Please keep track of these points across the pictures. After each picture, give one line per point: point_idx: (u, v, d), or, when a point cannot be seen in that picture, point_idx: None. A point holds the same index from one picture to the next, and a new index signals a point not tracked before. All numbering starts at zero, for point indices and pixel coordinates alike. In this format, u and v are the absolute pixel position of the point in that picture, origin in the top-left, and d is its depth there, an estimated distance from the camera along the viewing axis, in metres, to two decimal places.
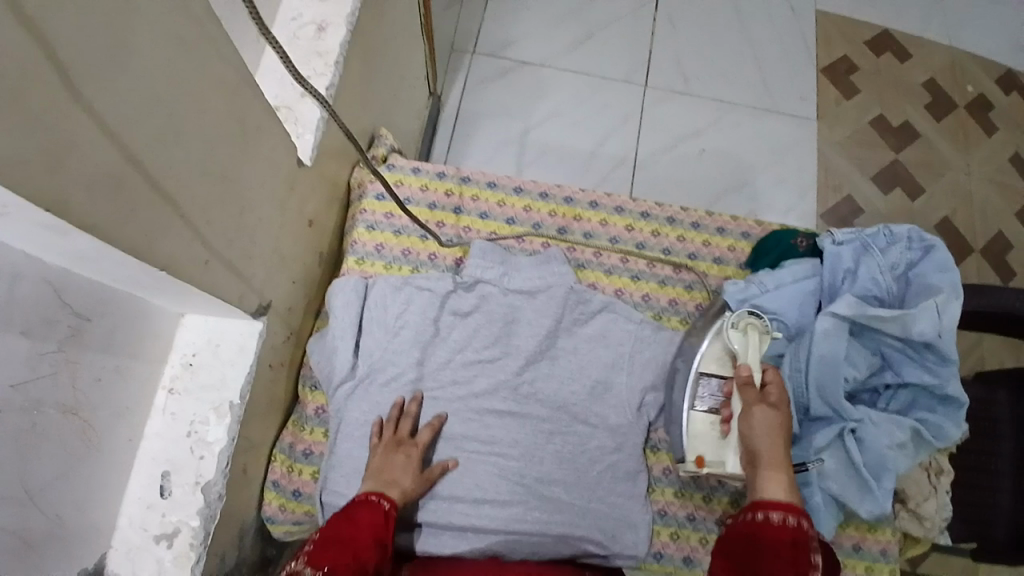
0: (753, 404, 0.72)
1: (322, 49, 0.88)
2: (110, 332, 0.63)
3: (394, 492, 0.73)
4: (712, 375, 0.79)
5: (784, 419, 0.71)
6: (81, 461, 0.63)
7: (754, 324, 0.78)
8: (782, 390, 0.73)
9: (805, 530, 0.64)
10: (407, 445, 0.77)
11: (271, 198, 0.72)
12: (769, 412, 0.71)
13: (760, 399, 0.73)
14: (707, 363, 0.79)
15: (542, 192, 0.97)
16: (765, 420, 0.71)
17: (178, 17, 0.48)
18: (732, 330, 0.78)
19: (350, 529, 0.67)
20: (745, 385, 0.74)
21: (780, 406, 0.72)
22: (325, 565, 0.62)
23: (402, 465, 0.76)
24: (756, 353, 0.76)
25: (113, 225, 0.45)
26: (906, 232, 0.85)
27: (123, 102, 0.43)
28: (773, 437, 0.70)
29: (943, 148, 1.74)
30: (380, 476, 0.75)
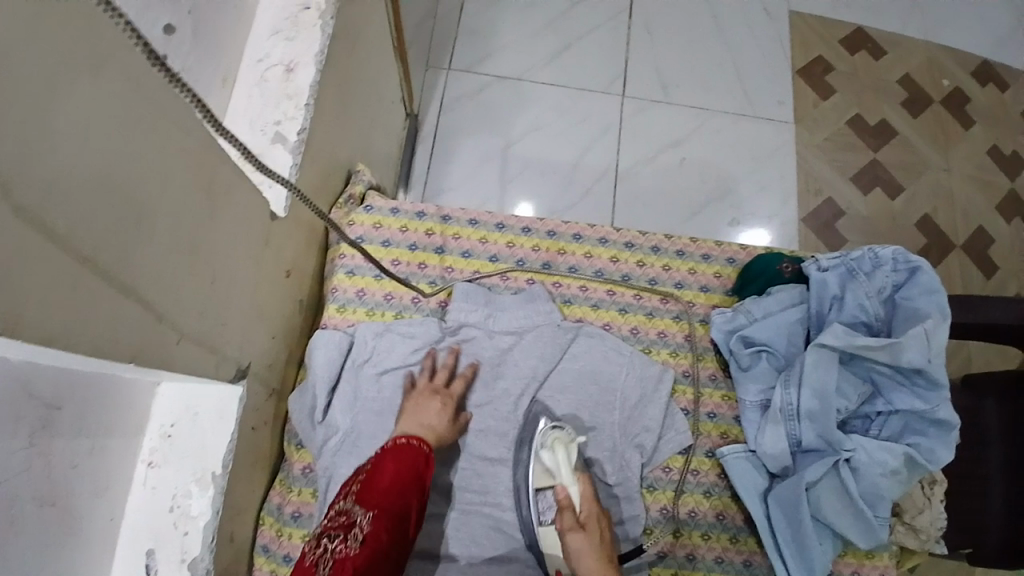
0: (565, 530, 0.72)
1: (290, 91, 0.85)
2: (83, 414, 0.61)
3: (426, 433, 0.77)
4: (546, 490, 0.78)
5: (598, 538, 0.72)
6: (64, 550, 0.60)
7: (561, 438, 0.78)
8: (592, 508, 0.75)
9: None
10: (443, 394, 0.81)
11: (245, 261, 0.70)
12: (587, 540, 0.72)
13: (576, 523, 0.73)
14: (538, 481, 0.78)
15: (525, 226, 0.95)
16: (583, 547, 0.71)
17: (130, 97, 0.45)
18: (542, 448, 0.78)
19: (391, 473, 0.71)
20: (563, 507, 0.74)
21: (594, 524, 0.73)
22: (376, 508, 0.68)
23: (429, 407, 0.79)
24: (568, 468, 0.76)
25: (71, 331, 0.43)
26: (891, 254, 0.84)
27: (75, 206, 0.41)
28: (601, 554, 0.71)
29: (921, 145, 1.75)
30: (413, 419, 0.78)
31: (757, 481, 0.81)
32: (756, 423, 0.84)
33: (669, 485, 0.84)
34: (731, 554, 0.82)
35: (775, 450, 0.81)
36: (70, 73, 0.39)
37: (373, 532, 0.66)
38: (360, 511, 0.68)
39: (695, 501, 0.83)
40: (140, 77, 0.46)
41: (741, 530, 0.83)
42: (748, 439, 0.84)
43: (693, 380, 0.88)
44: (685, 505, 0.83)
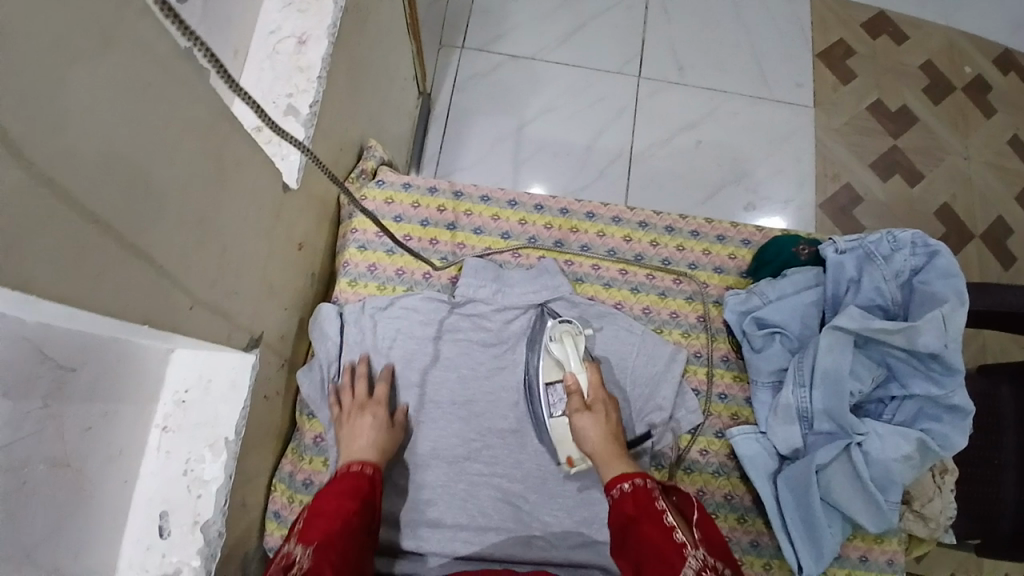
0: (574, 412, 0.75)
1: (302, 64, 0.84)
2: (97, 379, 0.61)
3: (372, 454, 0.75)
4: (557, 384, 0.80)
5: (606, 419, 0.75)
6: (72, 510, 0.61)
7: (569, 331, 0.80)
8: (599, 391, 0.77)
9: (647, 488, 0.68)
10: (371, 405, 0.78)
11: (259, 231, 0.70)
12: (595, 418, 0.75)
13: (583, 405, 0.76)
14: (547, 373, 0.80)
15: (537, 204, 0.95)
16: (590, 424, 0.74)
17: (141, 60, 0.44)
18: (551, 341, 0.80)
19: (332, 505, 0.68)
20: (571, 392, 0.77)
21: (599, 404, 0.76)
22: (317, 544, 0.64)
23: (369, 423, 0.77)
24: (577, 357, 0.79)
25: (87, 293, 0.43)
26: (909, 238, 0.83)
27: (89, 167, 0.41)
28: (607, 433, 0.74)
29: (943, 131, 1.72)
30: (350, 442, 0.75)
31: (767, 463, 0.81)
32: (766, 404, 0.84)
33: (670, 463, 0.83)
34: (739, 534, 0.82)
35: (786, 432, 0.81)
36: (83, 31, 0.38)
37: (315, 568, 0.62)
38: (301, 548, 0.64)
39: (704, 480, 0.83)
40: (151, 39, 0.45)
41: (749, 511, 0.83)
42: (758, 420, 0.84)
43: (705, 360, 0.87)
44: (694, 484, 0.83)
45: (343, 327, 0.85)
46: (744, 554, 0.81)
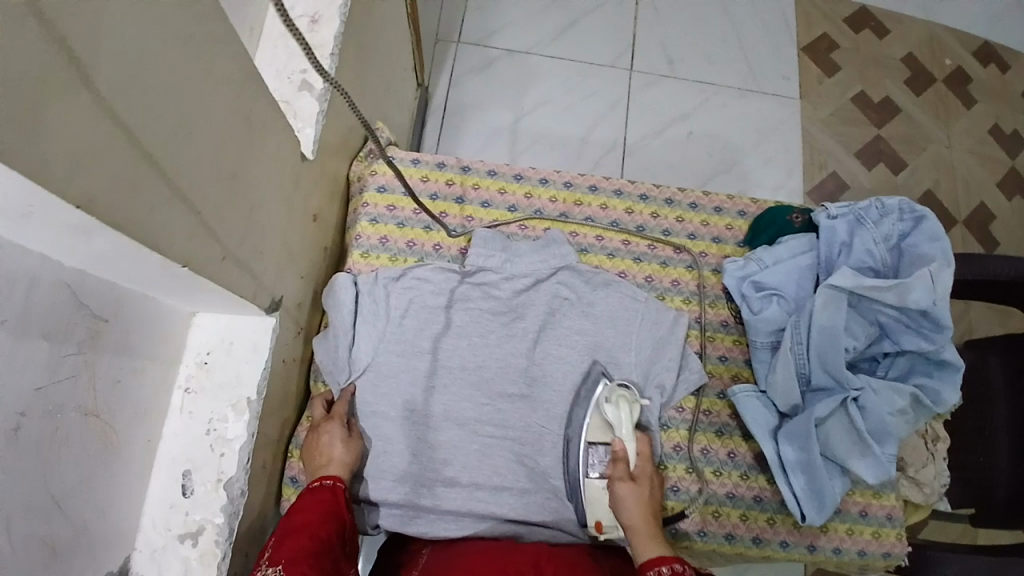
0: (616, 480, 0.76)
1: (318, 41, 0.87)
2: (126, 333, 0.63)
3: (334, 469, 0.76)
4: (601, 446, 0.81)
5: (646, 491, 0.76)
6: (103, 463, 0.63)
7: (627, 395, 0.81)
8: (646, 465, 0.79)
9: (682, 574, 0.64)
10: (325, 422, 0.80)
11: (279, 195, 0.73)
12: (637, 491, 0.76)
13: (628, 475, 0.77)
14: (593, 433, 0.81)
15: (542, 178, 0.98)
16: (629, 496, 0.75)
17: (187, 11, 0.48)
18: (605, 403, 0.81)
19: (302, 517, 0.69)
20: (617, 459, 0.78)
21: (646, 480, 0.78)
22: (285, 561, 0.63)
23: (328, 441, 0.78)
24: (629, 424, 0.80)
25: (139, 225, 0.46)
26: (897, 204, 0.88)
27: (143, 102, 0.44)
28: (647, 509, 0.75)
29: (924, 121, 1.78)
30: (316, 461, 0.78)
31: (767, 419, 0.84)
32: (766, 363, 0.87)
33: (681, 424, 0.87)
34: (743, 490, 0.85)
35: (786, 390, 0.83)
36: None
37: None
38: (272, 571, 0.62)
39: (707, 439, 0.87)
40: None
41: (752, 468, 0.86)
42: (760, 380, 0.87)
43: (705, 325, 0.91)
44: (699, 443, 0.86)
45: (358, 302, 0.87)
46: (748, 509, 0.84)
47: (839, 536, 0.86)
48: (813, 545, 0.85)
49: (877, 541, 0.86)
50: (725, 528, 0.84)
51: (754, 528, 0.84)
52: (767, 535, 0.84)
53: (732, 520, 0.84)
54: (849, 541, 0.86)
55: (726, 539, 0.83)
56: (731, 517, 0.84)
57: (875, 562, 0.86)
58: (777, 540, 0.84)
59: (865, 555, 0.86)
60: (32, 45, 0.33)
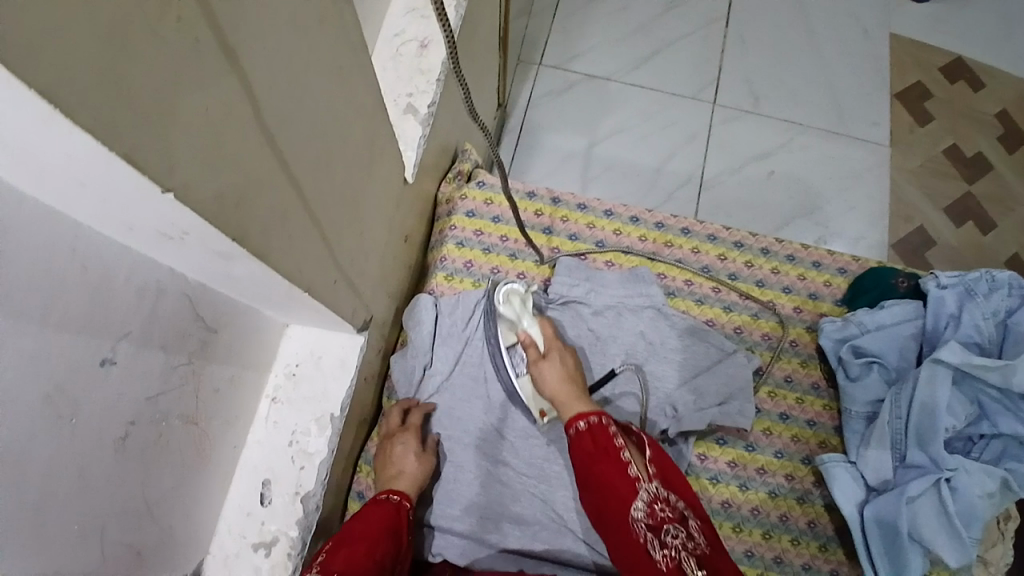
0: (533, 361, 0.80)
1: (424, 67, 0.86)
2: (230, 344, 0.65)
3: (401, 484, 0.75)
4: (517, 347, 0.84)
5: (562, 362, 0.79)
6: (195, 468, 0.64)
7: (517, 292, 0.86)
8: (554, 341, 0.82)
9: (602, 425, 0.71)
10: (399, 434, 0.79)
11: (384, 217, 0.74)
12: (553, 363, 0.79)
13: (540, 356, 0.80)
14: (504, 338, 0.84)
15: (632, 216, 0.96)
16: (546, 369, 0.78)
17: (339, 41, 0.49)
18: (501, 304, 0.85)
19: (362, 527, 0.68)
20: (527, 346, 0.82)
21: (557, 352, 0.80)
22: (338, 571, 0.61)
23: (401, 453, 0.78)
24: (528, 315, 0.84)
25: (278, 253, 0.46)
26: (1007, 279, 0.83)
27: (297, 131, 0.44)
28: (563, 375, 0.78)
29: (1018, 180, 1.69)
30: (388, 471, 0.77)
31: (855, 492, 0.80)
32: (859, 434, 0.83)
33: (761, 486, 0.83)
34: (820, 562, 0.80)
35: (878, 464, 0.80)
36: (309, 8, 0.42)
37: None
38: None
39: (788, 505, 0.83)
40: (345, 20, 0.49)
41: (832, 540, 0.82)
42: (849, 449, 0.83)
43: (794, 385, 0.88)
44: (778, 508, 0.82)
45: (438, 324, 0.88)
46: None
47: None
48: None
49: None
50: None
51: None
52: None
53: None
54: None
55: None
56: None
57: None
58: None
59: None
60: (218, 80, 0.33)
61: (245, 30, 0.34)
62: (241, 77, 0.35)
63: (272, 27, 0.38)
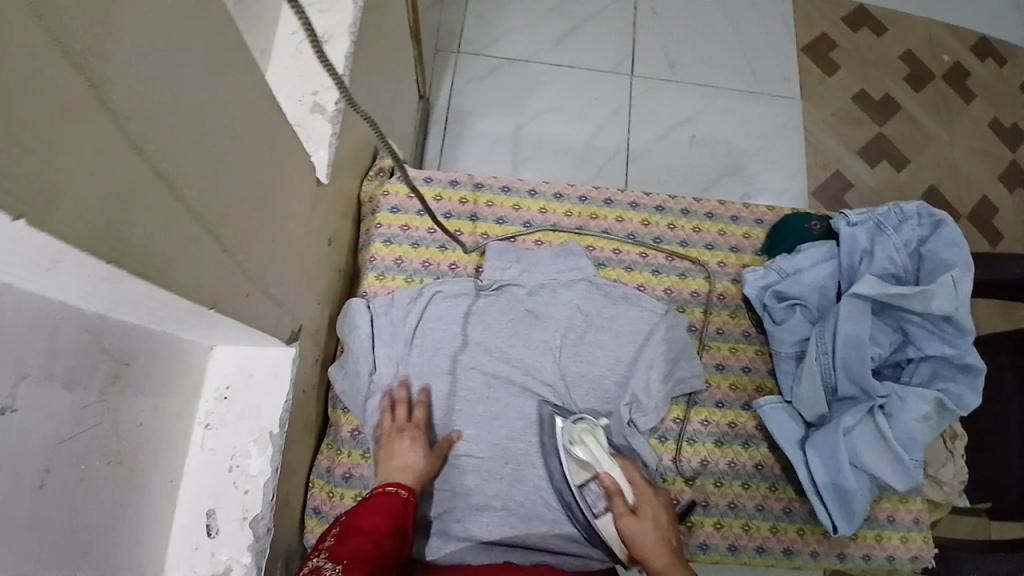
0: (619, 515, 0.74)
1: (326, 62, 0.84)
2: (147, 373, 0.63)
3: (408, 478, 0.75)
4: (591, 482, 0.77)
5: (651, 520, 0.74)
6: (127, 506, 0.62)
7: (587, 428, 0.78)
8: (642, 489, 0.76)
9: None
10: (410, 429, 0.78)
11: (299, 223, 0.72)
12: (643, 522, 0.73)
13: (627, 509, 0.74)
14: (578, 475, 0.77)
15: (557, 193, 0.97)
16: (637, 530, 0.72)
17: (211, 44, 0.47)
18: (570, 443, 0.77)
19: (370, 521, 0.68)
20: (613, 494, 0.75)
21: (649, 508, 0.74)
22: (345, 560, 0.63)
23: (409, 449, 0.77)
24: (601, 452, 0.77)
25: (171, 270, 0.45)
26: (915, 209, 0.88)
27: (171, 139, 0.43)
28: (657, 537, 0.72)
29: (923, 118, 1.78)
30: (388, 464, 0.76)
31: (794, 430, 0.84)
32: (791, 374, 0.86)
33: (707, 438, 0.86)
34: (771, 502, 0.84)
35: (814, 400, 0.83)
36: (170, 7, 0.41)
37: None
38: (330, 564, 0.62)
39: (735, 452, 0.86)
40: (220, 23, 0.48)
41: (780, 479, 0.85)
42: (784, 390, 0.87)
43: (727, 336, 0.91)
44: (726, 456, 0.85)
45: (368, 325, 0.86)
46: (778, 521, 0.84)
47: (868, 543, 0.85)
48: (842, 553, 0.85)
49: (905, 547, 0.85)
50: (755, 541, 0.83)
51: (784, 540, 0.83)
52: (797, 547, 0.83)
53: (762, 533, 0.83)
54: (877, 549, 0.85)
55: (757, 552, 0.83)
56: (761, 530, 0.83)
57: (903, 568, 0.85)
58: (807, 551, 0.83)
59: (893, 561, 0.85)
60: (70, 90, 0.32)
61: (92, 43, 0.33)
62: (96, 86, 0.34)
63: (126, 36, 0.36)
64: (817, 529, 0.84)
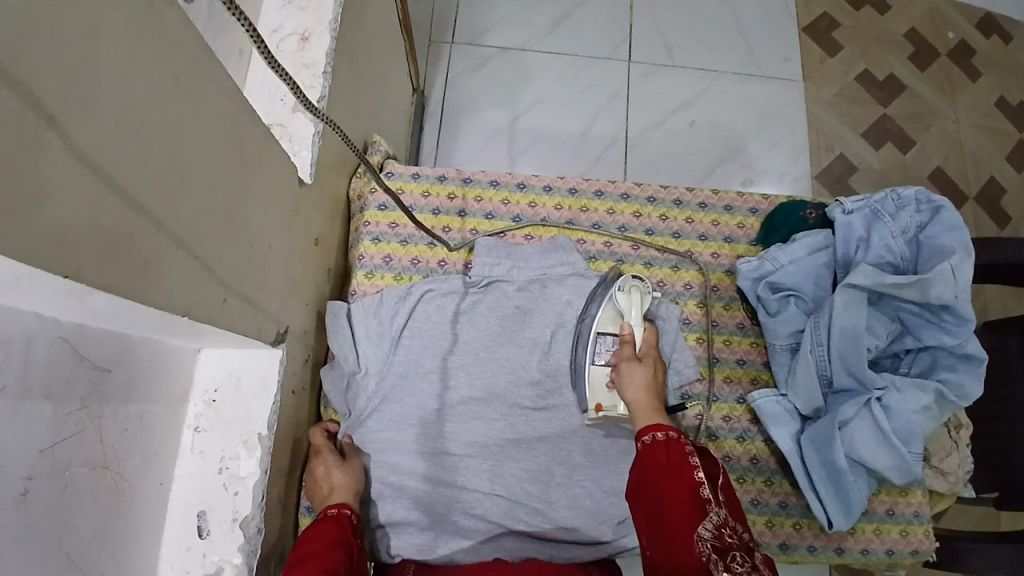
0: (623, 358, 0.78)
1: (308, 60, 0.83)
2: (131, 379, 0.62)
3: (339, 497, 0.74)
4: (608, 335, 0.82)
5: (652, 372, 0.76)
6: (117, 512, 0.61)
7: (639, 287, 0.83)
8: (652, 348, 0.80)
9: (679, 440, 0.67)
10: (317, 455, 0.77)
11: (280, 226, 0.72)
12: (643, 369, 0.76)
13: (634, 356, 0.79)
14: (603, 324, 0.83)
15: (546, 186, 0.96)
16: (636, 373, 0.76)
17: (168, 52, 0.47)
18: (619, 291, 0.83)
19: (317, 544, 0.67)
20: (624, 342, 0.80)
21: (652, 357, 0.78)
22: None
23: (325, 472, 0.76)
24: (639, 312, 0.82)
25: (132, 282, 0.45)
26: (913, 195, 0.86)
27: (125, 153, 0.43)
28: (649, 385, 0.75)
29: (929, 96, 1.74)
30: (320, 491, 0.75)
31: (789, 423, 0.83)
32: (786, 366, 0.85)
33: (700, 432, 0.85)
34: (767, 496, 0.84)
35: (807, 392, 0.82)
36: (115, 21, 0.41)
37: None
38: None
39: (729, 445, 0.85)
40: (175, 31, 0.48)
41: (775, 473, 0.85)
42: (778, 382, 0.86)
43: (721, 329, 0.89)
44: (721, 450, 0.84)
45: (353, 328, 0.86)
46: (774, 515, 0.83)
47: (867, 537, 0.84)
48: (841, 547, 0.84)
49: (905, 540, 0.85)
50: (751, 536, 0.83)
51: (780, 534, 0.83)
52: (794, 541, 0.83)
53: (758, 527, 0.83)
54: (876, 542, 0.85)
55: (752, 547, 0.82)
56: (756, 524, 0.83)
57: (903, 561, 0.85)
58: (804, 546, 0.83)
59: (893, 554, 0.85)
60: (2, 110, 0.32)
61: (24, 64, 0.33)
62: (35, 105, 0.34)
63: (63, 55, 0.36)
64: (813, 522, 0.84)
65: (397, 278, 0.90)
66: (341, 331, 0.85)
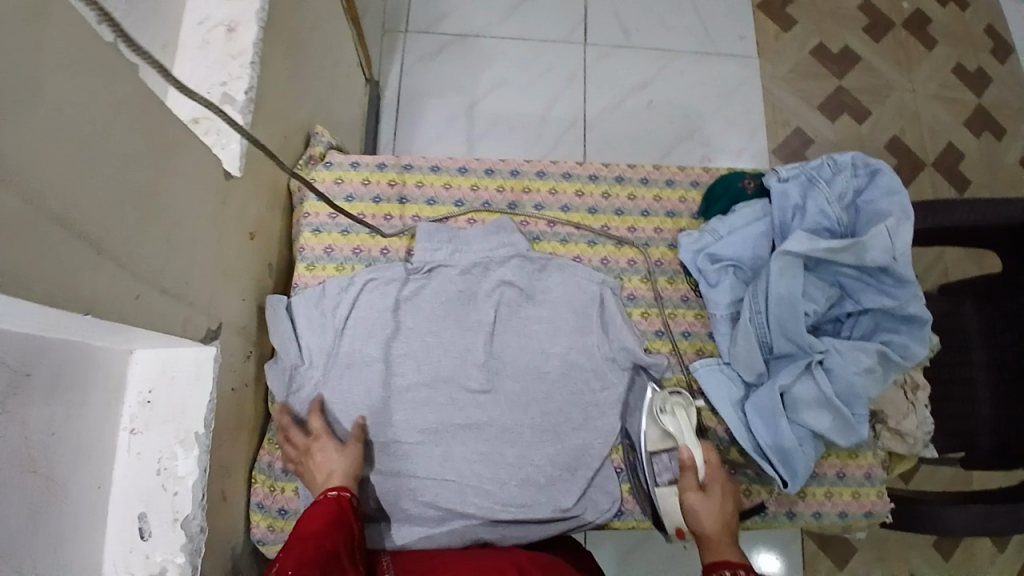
0: (687, 490, 0.74)
1: (235, 51, 0.80)
2: (57, 380, 0.60)
3: (336, 480, 0.73)
4: (663, 453, 0.79)
5: (717, 501, 0.73)
6: (51, 515, 0.60)
7: (680, 403, 0.80)
8: (717, 471, 0.76)
9: None
10: (313, 443, 0.76)
11: (206, 220, 0.71)
12: (705, 500, 0.73)
13: (698, 485, 0.75)
14: (654, 443, 0.79)
15: (488, 168, 0.95)
16: (700, 507, 0.73)
17: (62, 41, 0.46)
18: (662, 413, 0.79)
19: (308, 527, 0.67)
20: (685, 469, 0.75)
21: (719, 488, 0.74)
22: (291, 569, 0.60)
23: (322, 459, 0.75)
24: (691, 431, 0.78)
25: (26, 277, 0.44)
26: (850, 160, 0.86)
27: (15, 143, 0.42)
28: (715, 521, 0.72)
29: (884, 67, 1.75)
30: (317, 477, 0.74)
31: (732, 393, 0.84)
32: (728, 336, 0.86)
33: None
34: None
35: (750, 361, 0.82)
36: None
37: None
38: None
39: None
40: (68, 20, 0.47)
41: (722, 441, 0.86)
42: (723, 354, 0.86)
43: (665, 303, 0.90)
44: None
45: (294, 319, 0.85)
46: None
47: (818, 500, 0.85)
48: (792, 512, 0.85)
49: (857, 502, 0.86)
50: None
51: None
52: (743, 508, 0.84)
53: None
54: (828, 505, 0.86)
55: None
56: None
57: (858, 523, 0.86)
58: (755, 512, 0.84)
59: (847, 517, 0.86)
60: None
61: None
62: None
63: None
64: (763, 488, 0.84)
65: (338, 267, 0.89)
66: (281, 323, 0.84)
